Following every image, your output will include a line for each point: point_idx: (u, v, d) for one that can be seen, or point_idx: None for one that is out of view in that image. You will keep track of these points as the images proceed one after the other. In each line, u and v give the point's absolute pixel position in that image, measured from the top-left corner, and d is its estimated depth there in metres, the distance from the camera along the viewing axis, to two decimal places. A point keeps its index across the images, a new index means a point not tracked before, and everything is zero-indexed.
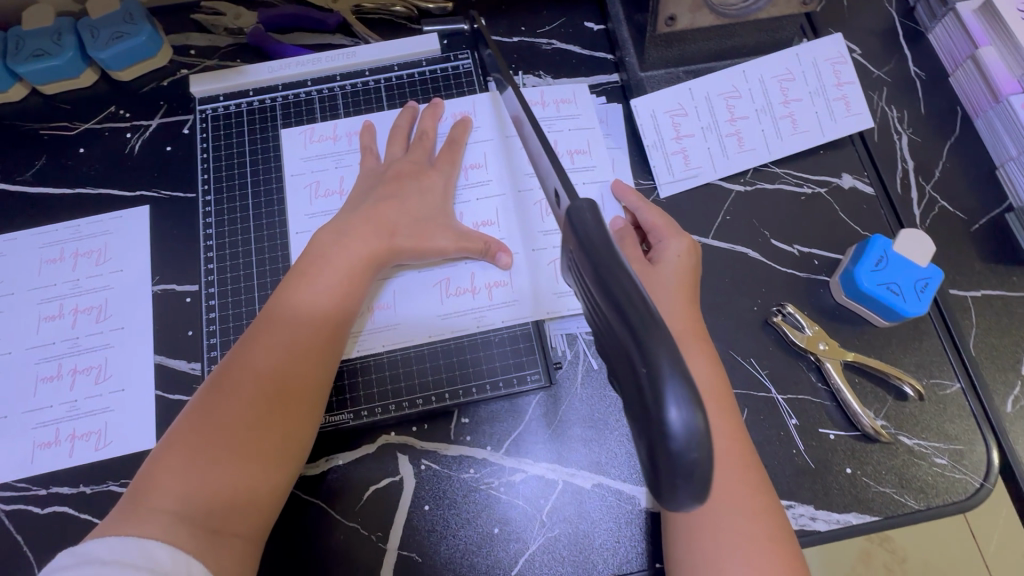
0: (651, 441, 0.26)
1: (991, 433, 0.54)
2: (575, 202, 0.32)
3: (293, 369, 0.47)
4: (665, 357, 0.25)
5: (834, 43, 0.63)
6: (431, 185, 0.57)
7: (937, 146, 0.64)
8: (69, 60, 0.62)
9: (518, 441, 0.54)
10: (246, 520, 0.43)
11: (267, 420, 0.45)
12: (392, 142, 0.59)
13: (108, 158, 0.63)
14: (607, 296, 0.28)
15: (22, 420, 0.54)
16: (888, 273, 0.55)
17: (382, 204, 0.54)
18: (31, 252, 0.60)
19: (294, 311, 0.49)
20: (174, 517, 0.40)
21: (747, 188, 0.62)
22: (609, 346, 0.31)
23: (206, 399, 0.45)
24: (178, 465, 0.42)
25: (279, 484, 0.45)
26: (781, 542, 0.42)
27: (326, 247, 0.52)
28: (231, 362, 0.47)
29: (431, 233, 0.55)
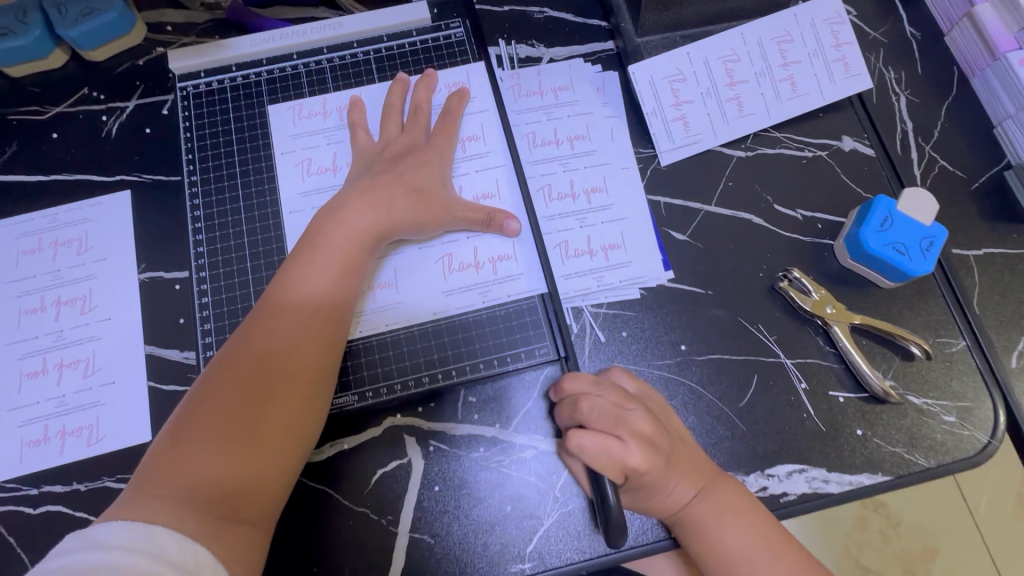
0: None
1: (997, 389, 0.55)
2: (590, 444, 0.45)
3: (297, 348, 0.46)
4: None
5: (830, 4, 0.62)
6: (427, 161, 0.55)
7: (935, 106, 0.63)
8: (36, 40, 0.59)
9: (528, 418, 0.53)
10: (252, 507, 0.42)
11: (272, 399, 0.44)
12: (386, 121, 0.58)
13: (83, 142, 0.60)
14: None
15: (8, 419, 0.52)
16: (892, 233, 0.54)
17: (380, 177, 0.53)
18: (6, 243, 0.57)
19: (295, 289, 0.48)
20: (176, 501, 0.39)
21: (747, 153, 0.61)
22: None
23: (211, 380, 0.44)
24: (184, 447, 0.41)
25: (287, 466, 0.44)
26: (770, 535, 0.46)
27: (324, 226, 0.51)
28: (234, 342, 0.46)
29: (431, 207, 0.54)
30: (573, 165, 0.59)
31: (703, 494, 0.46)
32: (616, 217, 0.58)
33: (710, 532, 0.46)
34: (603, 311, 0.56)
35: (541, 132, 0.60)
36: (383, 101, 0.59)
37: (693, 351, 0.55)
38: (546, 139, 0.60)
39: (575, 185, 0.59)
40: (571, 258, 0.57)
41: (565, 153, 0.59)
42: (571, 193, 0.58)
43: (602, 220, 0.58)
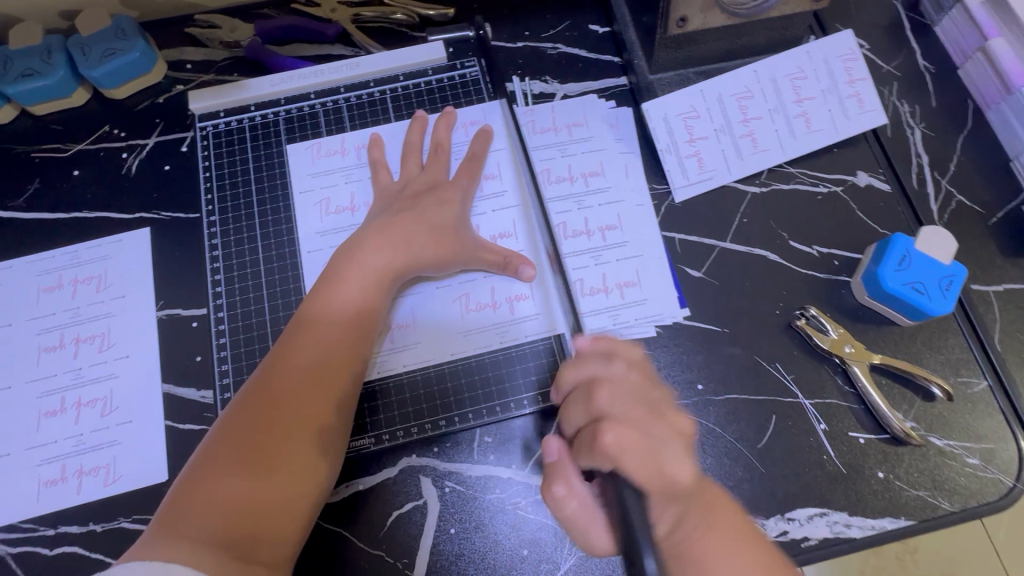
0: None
1: (1021, 429, 0.54)
2: None
3: (318, 384, 0.46)
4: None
5: (844, 40, 0.62)
6: (449, 197, 0.56)
7: (951, 140, 0.63)
8: (60, 80, 0.60)
9: (544, 459, 0.52)
10: (272, 548, 0.42)
11: (292, 436, 0.44)
12: (406, 160, 0.58)
13: (104, 180, 0.61)
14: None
15: (26, 457, 0.52)
16: (911, 272, 0.54)
17: (400, 216, 0.54)
18: (27, 281, 0.57)
19: (317, 324, 0.49)
20: (197, 543, 0.39)
21: (762, 189, 0.61)
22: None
23: (236, 415, 0.45)
24: (207, 483, 0.42)
25: (306, 504, 0.44)
26: None
27: (344, 261, 0.52)
28: (257, 378, 0.47)
29: (450, 247, 0.54)
30: (589, 203, 0.59)
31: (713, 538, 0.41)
32: (630, 253, 0.58)
33: None
34: None
35: (556, 169, 0.60)
36: (401, 140, 0.60)
37: (710, 389, 0.55)
38: (561, 175, 0.60)
39: (590, 223, 0.59)
40: (586, 297, 0.57)
41: (579, 190, 0.60)
42: (586, 231, 0.58)
43: (619, 255, 0.58)
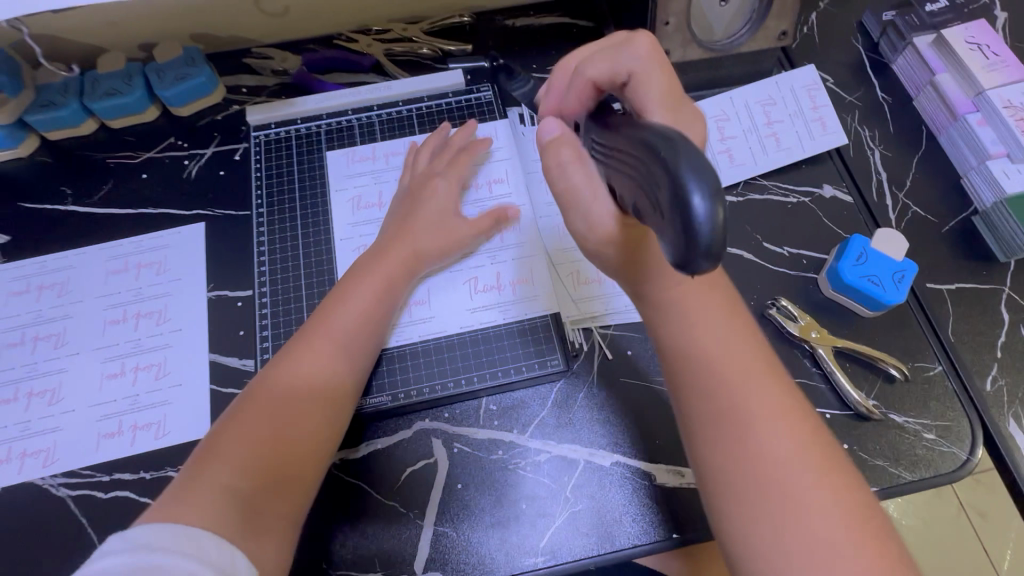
0: (680, 240, 0.29)
1: (973, 409, 0.59)
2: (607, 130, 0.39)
3: (335, 369, 0.54)
4: (687, 159, 0.29)
5: (808, 73, 0.71)
6: (434, 190, 0.64)
7: (906, 159, 0.72)
8: (137, 98, 0.71)
9: (542, 425, 0.59)
10: (286, 503, 0.46)
11: (303, 416, 0.50)
12: (414, 156, 0.68)
13: (168, 182, 0.71)
14: (647, 147, 0.32)
15: (89, 413, 0.60)
16: (868, 267, 0.61)
17: (402, 218, 0.63)
18: (99, 264, 0.66)
19: (339, 313, 0.56)
20: (226, 492, 0.43)
21: (739, 199, 0.69)
22: (648, 204, 0.32)
23: (247, 398, 0.50)
24: (222, 453, 0.45)
25: (309, 475, 0.49)
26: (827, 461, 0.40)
27: (362, 267, 0.60)
28: (270, 367, 0.53)
29: (448, 237, 0.63)
30: None
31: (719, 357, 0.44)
32: None
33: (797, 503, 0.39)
34: (610, 331, 0.62)
35: None
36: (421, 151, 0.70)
37: None
38: None
39: None
40: (582, 286, 0.63)
41: None
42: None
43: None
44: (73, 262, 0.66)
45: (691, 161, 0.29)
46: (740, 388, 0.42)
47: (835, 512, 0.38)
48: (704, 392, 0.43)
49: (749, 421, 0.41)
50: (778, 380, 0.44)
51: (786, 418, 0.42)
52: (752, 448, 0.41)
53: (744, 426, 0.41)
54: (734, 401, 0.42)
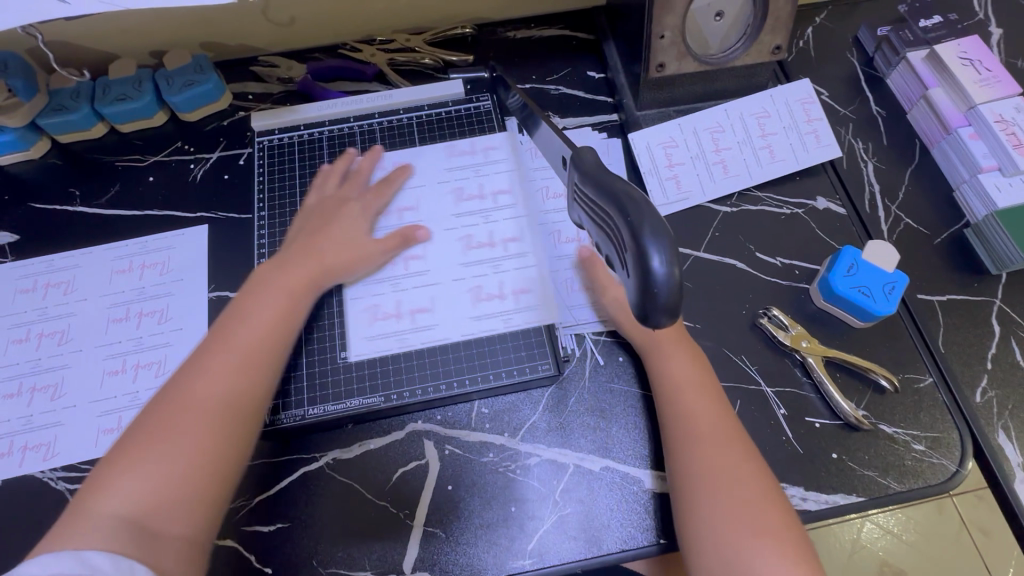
0: (643, 289, 0.35)
1: (963, 421, 0.60)
2: (578, 149, 0.42)
3: (238, 380, 0.53)
4: (648, 221, 0.35)
5: (803, 86, 0.72)
6: (349, 211, 0.66)
7: (900, 172, 0.72)
8: (146, 103, 0.73)
9: (532, 429, 0.59)
10: (186, 522, 0.47)
11: (205, 432, 0.50)
12: (330, 177, 0.69)
13: (174, 185, 0.73)
14: (615, 202, 0.37)
15: (89, 409, 0.61)
16: (858, 278, 0.62)
17: (314, 231, 0.64)
18: (104, 264, 0.68)
19: (231, 324, 0.56)
20: (118, 522, 0.45)
21: (732, 209, 0.70)
22: (614, 250, 0.39)
23: (145, 416, 0.51)
24: (120, 479, 0.47)
25: (216, 491, 0.49)
26: (754, 467, 0.51)
27: (264, 278, 0.60)
28: (175, 380, 0.53)
29: (359, 250, 0.63)
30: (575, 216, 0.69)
31: (677, 380, 0.56)
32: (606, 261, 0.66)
33: (715, 495, 0.49)
34: (603, 337, 0.63)
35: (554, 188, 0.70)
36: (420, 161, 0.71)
37: None
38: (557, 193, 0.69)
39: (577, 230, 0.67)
40: (573, 295, 0.65)
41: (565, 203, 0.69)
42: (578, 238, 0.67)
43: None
44: (79, 261, 0.68)
45: (653, 224, 0.34)
46: (688, 412, 0.54)
47: (739, 501, 0.49)
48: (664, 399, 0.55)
49: (694, 426, 0.53)
50: (714, 396, 0.55)
51: (725, 430, 0.53)
52: (692, 447, 0.52)
53: (690, 432, 0.53)
54: (681, 409, 0.54)
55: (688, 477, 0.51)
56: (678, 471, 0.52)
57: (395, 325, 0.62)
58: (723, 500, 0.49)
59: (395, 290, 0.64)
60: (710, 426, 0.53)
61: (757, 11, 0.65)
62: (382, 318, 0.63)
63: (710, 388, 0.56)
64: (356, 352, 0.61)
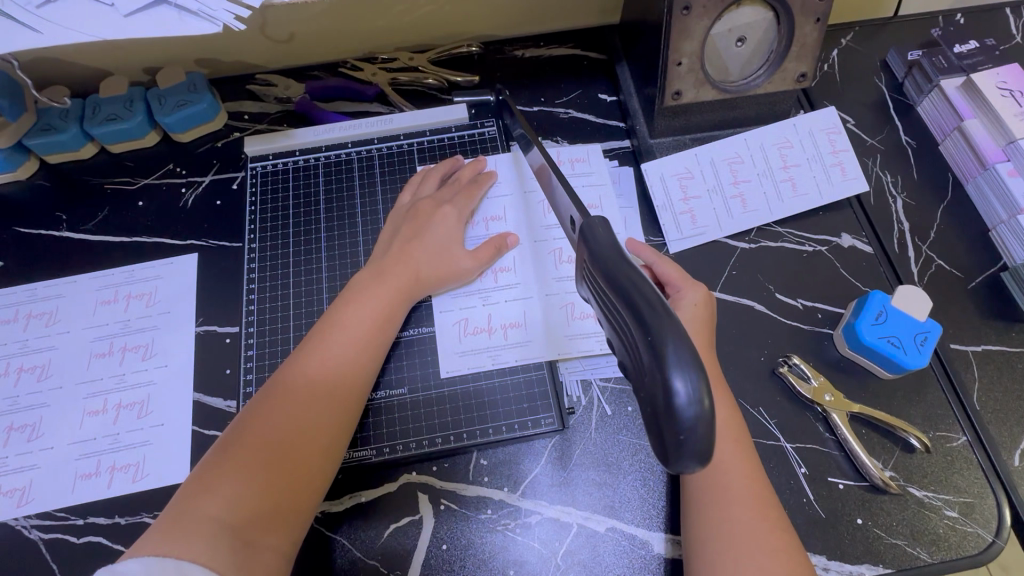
0: (660, 420, 0.30)
1: (999, 485, 0.55)
2: (589, 219, 0.37)
3: (335, 387, 0.50)
4: (672, 341, 0.29)
5: (828, 115, 0.68)
6: (445, 217, 0.62)
7: (931, 208, 0.68)
8: (137, 124, 0.70)
9: (534, 484, 0.56)
10: (282, 534, 0.44)
11: (308, 440, 0.47)
12: (427, 180, 0.66)
13: (163, 210, 0.70)
14: (629, 306, 0.32)
15: (67, 451, 0.58)
16: (887, 327, 0.58)
17: (406, 237, 0.61)
18: (88, 294, 0.65)
19: (330, 325, 0.53)
20: (218, 527, 0.41)
21: (751, 245, 0.66)
22: (626, 354, 0.33)
23: (246, 417, 0.48)
24: (214, 483, 0.43)
25: (307, 504, 0.46)
26: (787, 539, 0.45)
27: (364, 282, 0.57)
28: (277, 381, 0.50)
29: (447, 261, 0.60)
30: None
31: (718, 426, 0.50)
32: None
33: (736, 565, 0.44)
34: (610, 384, 0.59)
35: None
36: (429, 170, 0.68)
37: None
38: None
39: None
40: (576, 321, 0.61)
41: None
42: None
43: None
44: (62, 291, 0.65)
45: (677, 346, 0.29)
46: (724, 464, 0.48)
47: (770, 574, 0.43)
48: None
49: (729, 480, 0.47)
50: (745, 448, 0.50)
51: (758, 493, 0.47)
52: (722, 506, 0.46)
53: (723, 491, 0.47)
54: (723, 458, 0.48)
55: (710, 544, 0.46)
56: (695, 532, 0.47)
57: (485, 341, 0.60)
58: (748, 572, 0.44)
59: (486, 304, 0.62)
60: (743, 489, 0.47)
61: (782, 36, 0.61)
62: (474, 332, 0.61)
63: (742, 441, 0.50)
64: (448, 368, 0.59)
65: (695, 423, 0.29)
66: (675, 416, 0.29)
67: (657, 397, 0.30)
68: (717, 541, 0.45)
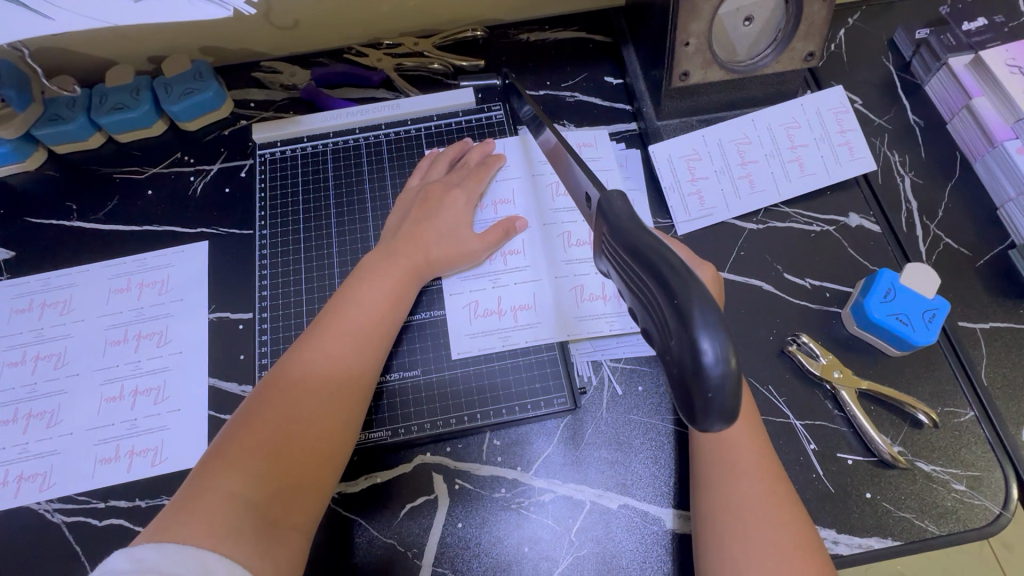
0: (689, 382, 0.30)
1: (1007, 459, 0.56)
2: (606, 193, 0.37)
3: (349, 368, 0.51)
4: (699, 304, 0.30)
5: (836, 95, 0.68)
6: (454, 202, 0.63)
7: (939, 187, 0.68)
8: (144, 112, 0.70)
9: (547, 463, 0.56)
10: (303, 513, 0.45)
11: (325, 421, 0.48)
12: (435, 164, 0.66)
13: (173, 198, 0.70)
14: (653, 272, 0.32)
15: (86, 437, 0.59)
16: (896, 304, 0.58)
17: (416, 221, 0.61)
18: (101, 283, 0.65)
19: (341, 307, 0.54)
20: (241, 505, 0.42)
21: (759, 226, 0.66)
22: (651, 322, 0.34)
23: (263, 397, 0.48)
24: (233, 463, 0.44)
25: (325, 483, 0.47)
26: (795, 511, 0.46)
27: (374, 265, 0.57)
28: (291, 362, 0.50)
29: (456, 244, 0.61)
30: None
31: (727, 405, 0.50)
32: None
33: (748, 537, 0.45)
34: (621, 365, 0.60)
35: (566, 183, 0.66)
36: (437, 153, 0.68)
37: None
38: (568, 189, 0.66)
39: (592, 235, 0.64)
40: (585, 302, 0.61)
41: None
42: (589, 241, 0.64)
43: None
44: (75, 280, 0.66)
45: (704, 307, 0.29)
46: (734, 441, 0.49)
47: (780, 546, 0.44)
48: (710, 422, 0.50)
49: (739, 456, 0.48)
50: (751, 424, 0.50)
51: (766, 468, 0.48)
52: (732, 481, 0.47)
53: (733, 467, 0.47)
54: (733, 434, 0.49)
55: (722, 520, 0.46)
56: (706, 507, 0.47)
57: (496, 323, 0.61)
58: (759, 544, 0.44)
59: (497, 287, 0.62)
60: (754, 465, 0.48)
61: (791, 16, 0.61)
62: (484, 314, 0.61)
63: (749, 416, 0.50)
64: (461, 350, 0.60)
65: (723, 380, 0.29)
66: (705, 377, 0.30)
67: (685, 361, 0.30)
68: (729, 515, 0.46)
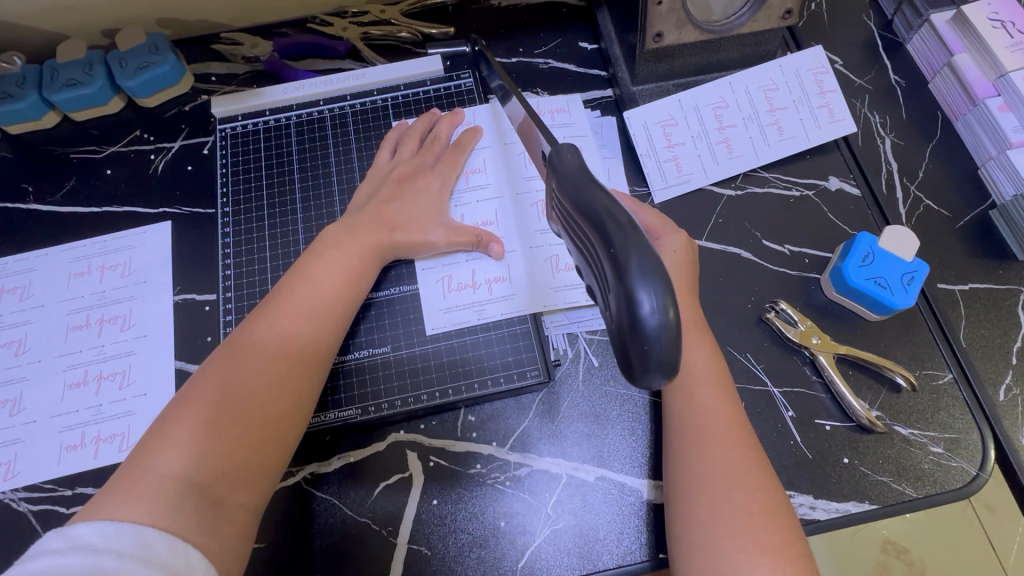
0: (626, 337, 0.30)
1: (984, 420, 0.56)
2: (556, 148, 0.36)
3: (303, 345, 0.49)
4: (637, 259, 0.29)
5: (815, 55, 0.66)
6: (427, 186, 0.61)
7: (920, 148, 0.66)
8: (99, 88, 0.67)
9: (524, 438, 0.56)
10: (250, 491, 0.44)
11: (277, 398, 0.46)
12: (404, 144, 0.64)
13: (133, 178, 0.68)
14: (597, 228, 0.31)
15: (49, 424, 0.57)
16: (874, 267, 0.57)
17: (385, 200, 0.59)
18: (61, 267, 0.63)
19: (296, 281, 0.52)
20: (183, 483, 0.41)
21: (736, 192, 0.65)
22: (596, 281, 0.33)
23: (209, 373, 0.46)
24: (176, 439, 0.42)
25: (275, 461, 0.46)
26: (765, 475, 0.45)
27: (333, 238, 0.56)
28: (242, 337, 0.48)
29: (422, 219, 0.59)
30: None
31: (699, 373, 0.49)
32: None
33: (718, 501, 0.44)
34: (597, 337, 0.59)
35: None
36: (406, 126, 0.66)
37: None
38: None
39: None
40: (561, 273, 0.60)
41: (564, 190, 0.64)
42: None
43: None
44: (34, 264, 0.63)
45: (643, 260, 0.29)
46: (705, 407, 0.48)
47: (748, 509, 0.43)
48: (683, 390, 0.49)
49: (710, 422, 0.47)
50: (724, 391, 0.49)
51: (735, 433, 0.47)
52: (703, 446, 0.46)
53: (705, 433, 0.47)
54: (704, 402, 0.48)
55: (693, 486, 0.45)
56: (679, 475, 0.47)
57: (470, 297, 0.59)
58: (728, 509, 0.43)
59: (469, 260, 0.60)
60: (726, 432, 0.47)
61: None
62: (458, 288, 0.60)
63: (722, 383, 0.50)
64: (433, 325, 0.59)
65: (660, 334, 0.29)
66: (643, 334, 0.29)
67: (625, 316, 0.30)
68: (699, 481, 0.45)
